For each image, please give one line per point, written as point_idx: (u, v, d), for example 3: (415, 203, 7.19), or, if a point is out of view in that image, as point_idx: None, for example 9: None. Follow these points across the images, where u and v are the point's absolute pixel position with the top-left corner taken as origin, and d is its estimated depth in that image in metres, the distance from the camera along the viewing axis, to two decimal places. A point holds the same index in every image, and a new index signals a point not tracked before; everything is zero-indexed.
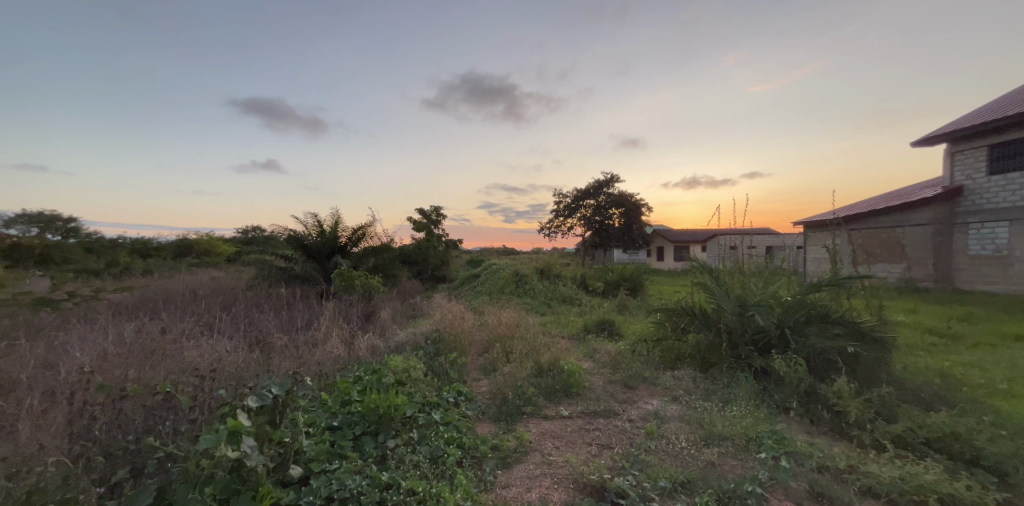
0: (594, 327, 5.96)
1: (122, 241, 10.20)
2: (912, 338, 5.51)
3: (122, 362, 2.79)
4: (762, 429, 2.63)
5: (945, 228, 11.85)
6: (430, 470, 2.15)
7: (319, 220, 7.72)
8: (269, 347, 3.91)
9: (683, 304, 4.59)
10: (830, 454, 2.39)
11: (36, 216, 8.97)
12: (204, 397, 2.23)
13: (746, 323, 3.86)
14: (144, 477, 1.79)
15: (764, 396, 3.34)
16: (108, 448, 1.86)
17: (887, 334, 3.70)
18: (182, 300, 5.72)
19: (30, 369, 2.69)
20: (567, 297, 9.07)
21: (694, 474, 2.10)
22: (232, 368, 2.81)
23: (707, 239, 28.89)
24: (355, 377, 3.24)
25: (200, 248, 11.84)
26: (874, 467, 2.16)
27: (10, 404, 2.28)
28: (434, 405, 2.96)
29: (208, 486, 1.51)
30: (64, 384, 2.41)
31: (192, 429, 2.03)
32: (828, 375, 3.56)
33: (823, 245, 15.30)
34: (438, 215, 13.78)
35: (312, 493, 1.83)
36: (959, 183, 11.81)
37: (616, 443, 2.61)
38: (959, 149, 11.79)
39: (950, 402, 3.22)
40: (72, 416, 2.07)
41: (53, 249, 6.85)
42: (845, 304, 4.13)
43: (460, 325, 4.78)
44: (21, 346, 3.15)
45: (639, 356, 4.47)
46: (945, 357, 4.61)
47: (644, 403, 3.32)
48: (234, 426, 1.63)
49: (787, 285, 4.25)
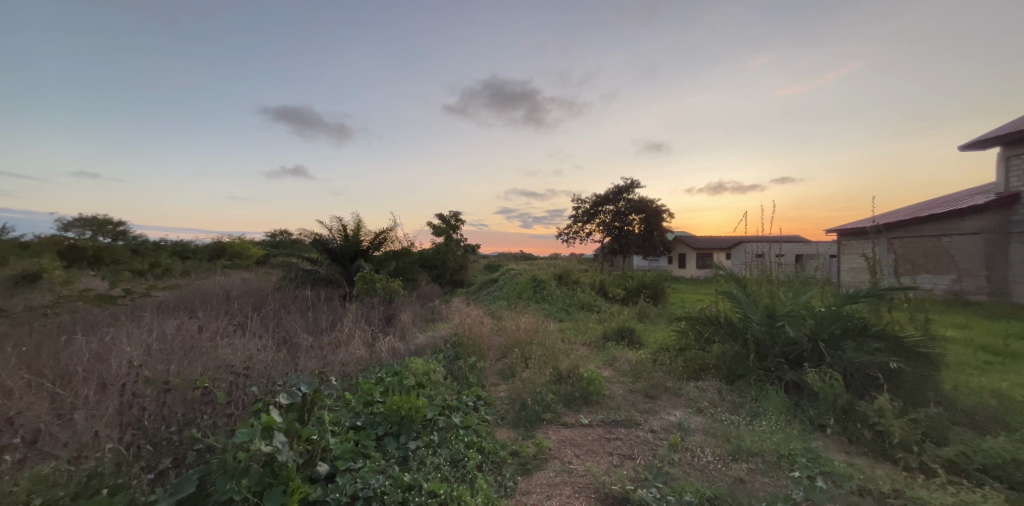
0: (614, 335, 5.87)
1: (164, 243, 10.76)
2: (964, 356, 5.16)
3: (164, 358, 2.92)
4: (796, 446, 2.52)
5: (999, 238, 11.16)
6: (452, 473, 2.17)
7: (343, 223, 7.93)
8: (296, 346, 4.04)
9: (707, 313, 4.48)
10: (873, 476, 2.28)
11: (89, 219, 9.67)
12: (238, 394, 2.33)
13: (776, 334, 3.73)
14: (184, 467, 1.90)
15: (795, 411, 3.21)
16: (154, 438, 1.97)
17: (936, 349, 3.48)
18: (218, 300, 6.00)
19: (85, 363, 2.87)
20: (586, 303, 8.99)
21: (721, 490, 2.03)
22: (263, 366, 2.90)
23: (735, 246, 28.07)
24: (376, 378, 3.32)
25: (232, 251, 12.40)
26: (923, 493, 2.04)
27: (67, 393, 2.44)
28: (454, 409, 2.98)
29: (244, 478, 1.59)
30: (114, 377, 2.56)
31: (228, 423, 2.13)
32: (867, 391, 3.38)
33: (859, 254, 14.63)
34: (457, 220, 13.94)
35: (338, 490, 1.87)
36: (1015, 189, 11.06)
37: (638, 453, 2.56)
38: (1014, 154, 11.10)
39: (1006, 426, 2.99)
40: (121, 407, 2.19)
41: (103, 252, 7.28)
42: (886, 317, 3.92)
43: (479, 329, 4.77)
44: (76, 340, 3.36)
45: (661, 365, 4.37)
46: (1001, 377, 4.30)
47: (667, 413, 3.25)
48: (267, 421, 1.70)
49: (820, 294, 4.08)
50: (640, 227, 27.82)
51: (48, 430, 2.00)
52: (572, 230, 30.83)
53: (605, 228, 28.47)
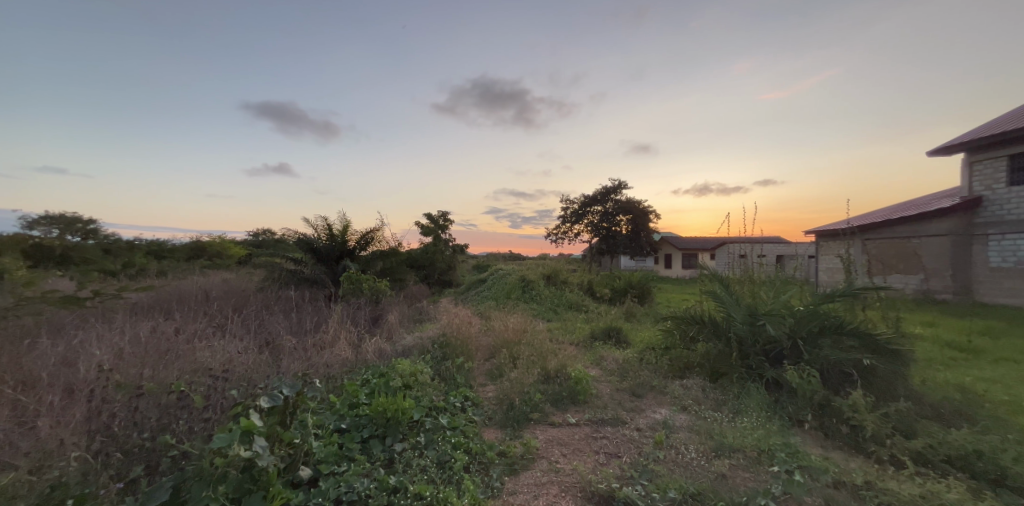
0: (601, 335, 5.91)
1: (138, 242, 10.38)
2: (931, 352, 5.40)
3: (137, 362, 2.83)
4: (775, 441, 2.59)
5: (963, 240, 11.68)
6: (439, 475, 2.15)
7: (328, 223, 7.79)
8: (279, 348, 3.96)
9: (692, 312, 4.57)
10: (847, 469, 2.36)
11: (57, 218, 9.27)
12: (216, 398, 2.27)
13: (757, 333, 3.82)
14: (158, 475, 1.84)
15: (775, 408, 3.29)
16: (125, 445, 1.91)
17: (907, 346, 3.62)
18: (195, 301, 5.84)
19: (51, 368, 2.75)
20: (574, 303, 9.04)
21: (703, 486, 2.07)
22: (243, 368, 2.84)
23: (718, 247, 28.69)
24: (362, 379, 3.27)
25: (211, 250, 12.06)
26: (893, 484, 2.11)
27: (32, 400, 2.34)
28: (441, 410, 2.96)
29: (221, 486, 1.55)
30: (82, 383, 2.46)
31: (205, 428, 2.08)
32: (842, 387, 3.50)
33: (835, 255, 15.12)
34: (445, 220, 13.85)
35: (321, 495, 1.85)
36: (977, 193, 11.62)
37: (624, 451, 2.60)
38: (978, 159, 11.62)
39: (969, 419, 3.14)
40: (89, 413, 2.11)
41: (71, 250, 6.97)
42: (860, 315, 4.06)
43: (467, 330, 4.76)
44: (41, 344, 3.22)
45: (647, 364, 4.44)
46: (965, 372, 4.51)
47: (652, 411, 3.30)
48: (247, 426, 1.66)
49: (800, 293, 4.19)
50: (627, 227, 28.12)
51: (9, 439, 1.92)
52: (560, 231, 30.98)
53: (592, 229, 28.71)
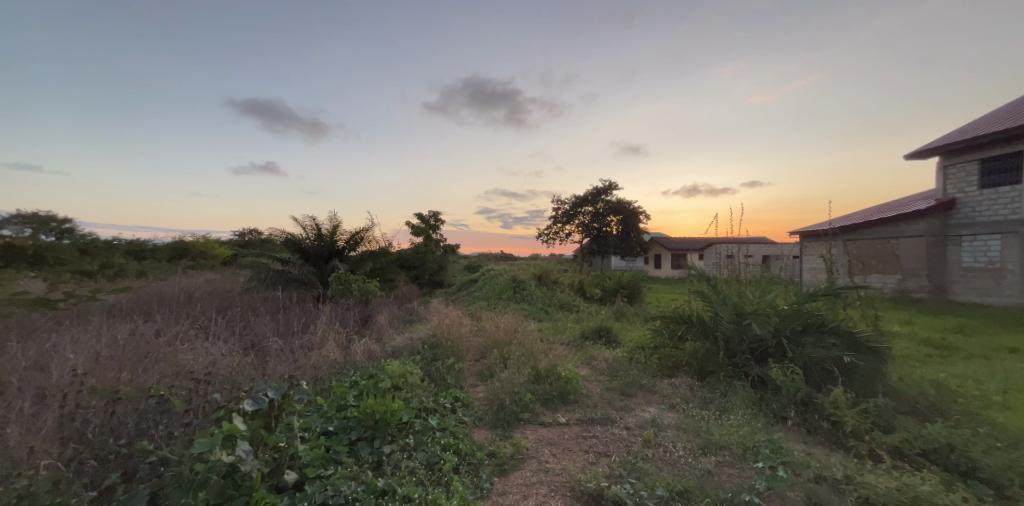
0: (592, 335, 5.96)
1: (117, 242, 10.08)
2: (909, 349, 5.57)
3: (115, 365, 2.75)
4: (760, 438, 2.64)
5: (938, 240, 12.07)
6: (427, 476, 2.15)
7: (316, 223, 7.68)
8: (265, 350, 3.89)
9: (681, 312, 4.63)
10: (828, 464, 2.42)
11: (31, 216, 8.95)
12: (198, 402, 2.23)
13: (743, 332, 3.89)
14: (135, 482, 1.80)
15: (760, 405, 3.36)
16: (101, 452, 1.86)
17: (885, 344, 3.73)
18: (177, 303, 5.69)
19: (22, 373, 2.66)
20: (564, 303, 9.08)
21: (690, 483, 2.10)
22: (227, 371, 2.78)
23: (705, 247, 29.11)
24: (351, 381, 3.24)
25: (195, 250, 11.78)
26: (870, 478, 2.18)
27: (2, 406, 2.26)
28: (431, 411, 2.95)
29: (202, 491, 1.52)
30: (56, 388, 2.38)
31: (186, 433, 2.04)
32: (824, 384, 3.58)
33: (818, 255, 15.50)
34: (436, 220, 13.78)
35: (307, 499, 1.82)
36: (952, 196, 12.02)
37: (614, 450, 2.62)
38: (952, 163, 12.02)
39: (943, 414, 3.25)
40: (63, 419, 2.04)
41: (46, 250, 6.73)
42: (842, 314, 4.16)
43: (457, 330, 4.75)
44: (12, 348, 3.10)
45: (637, 363, 4.49)
46: (940, 369, 4.66)
47: (641, 410, 3.34)
48: (229, 430, 1.63)
49: (784, 293, 4.28)
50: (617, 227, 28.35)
51: None
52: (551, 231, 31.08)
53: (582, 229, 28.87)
